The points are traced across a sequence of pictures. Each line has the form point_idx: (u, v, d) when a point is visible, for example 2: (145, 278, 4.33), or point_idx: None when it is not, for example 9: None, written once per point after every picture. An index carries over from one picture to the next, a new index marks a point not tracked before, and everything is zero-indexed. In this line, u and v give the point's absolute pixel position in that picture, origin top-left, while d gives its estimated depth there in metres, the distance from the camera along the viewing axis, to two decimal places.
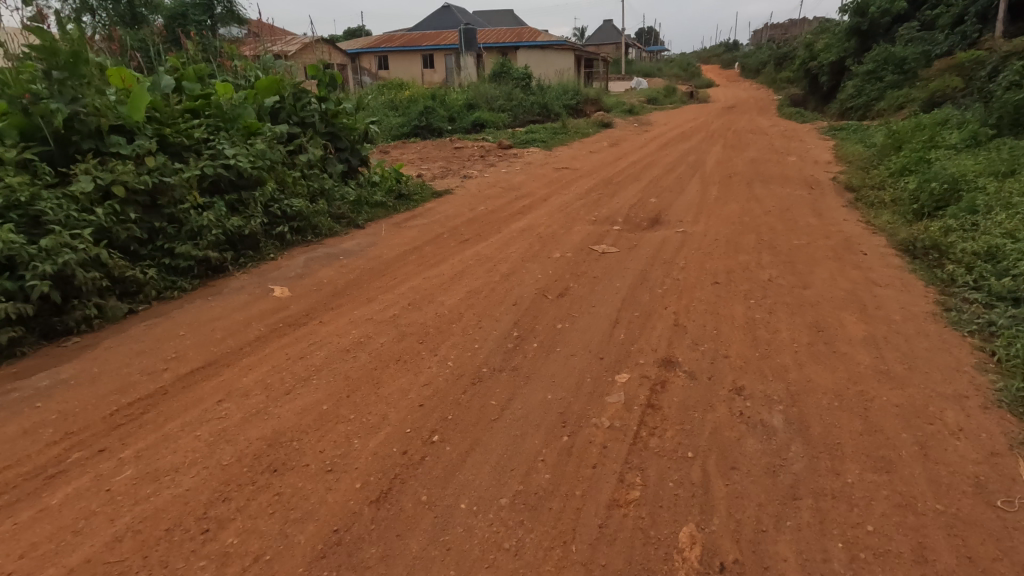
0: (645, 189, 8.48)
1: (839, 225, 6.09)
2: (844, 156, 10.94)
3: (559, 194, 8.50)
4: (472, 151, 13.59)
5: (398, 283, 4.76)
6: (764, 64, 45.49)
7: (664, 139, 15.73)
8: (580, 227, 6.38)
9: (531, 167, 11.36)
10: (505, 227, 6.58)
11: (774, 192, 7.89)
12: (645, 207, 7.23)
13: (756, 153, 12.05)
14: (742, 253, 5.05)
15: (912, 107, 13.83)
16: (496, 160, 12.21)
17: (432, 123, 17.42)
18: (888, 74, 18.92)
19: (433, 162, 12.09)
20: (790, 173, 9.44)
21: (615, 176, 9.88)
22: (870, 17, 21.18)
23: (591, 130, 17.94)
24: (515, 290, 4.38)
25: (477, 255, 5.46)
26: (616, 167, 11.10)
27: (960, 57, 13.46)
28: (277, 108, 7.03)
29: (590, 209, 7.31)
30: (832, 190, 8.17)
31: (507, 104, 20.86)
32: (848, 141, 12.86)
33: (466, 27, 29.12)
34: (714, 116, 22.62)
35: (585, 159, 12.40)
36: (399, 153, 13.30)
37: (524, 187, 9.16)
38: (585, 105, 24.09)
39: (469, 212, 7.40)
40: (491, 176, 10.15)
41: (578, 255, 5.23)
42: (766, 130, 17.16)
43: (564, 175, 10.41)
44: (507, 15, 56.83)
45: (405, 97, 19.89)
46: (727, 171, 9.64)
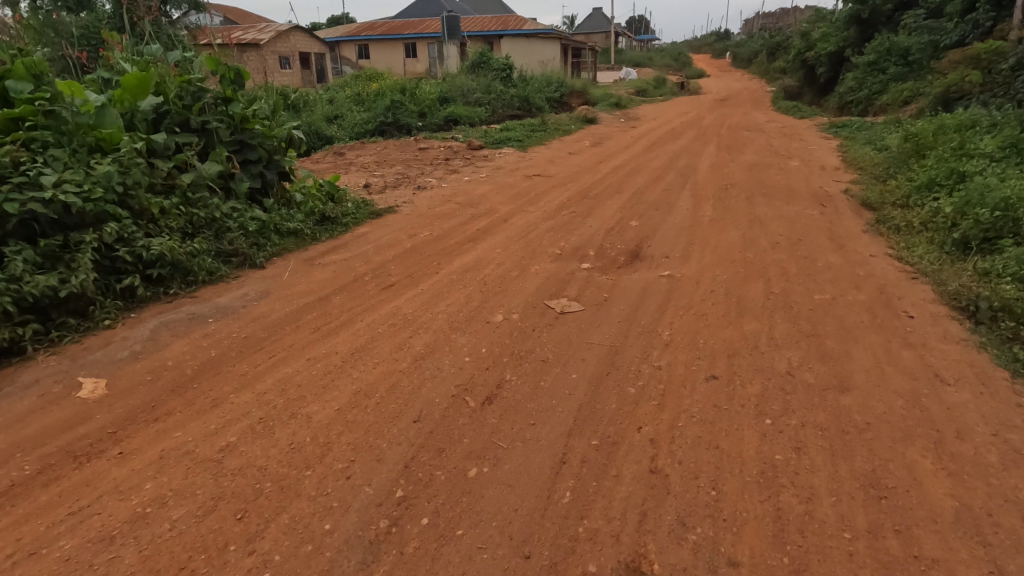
0: (626, 205, 7.18)
1: (866, 262, 4.81)
2: (853, 161, 9.68)
3: (524, 212, 7.14)
4: (438, 152, 12.18)
5: (271, 369, 3.40)
6: (756, 55, 44.25)
7: (652, 137, 14.42)
8: (539, 265, 5.05)
9: (500, 173, 10.01)
10: (447, 264, 5.23)
11: (779, 211, 6.59)
12: (624, 233, 5.92)
13: (754, 156, 10.75)
14: (747, 317, 3.73)
15: (923, 103, 12.58)
16: (462, 164, 10.82)
17: (400, 119, 16.00)
18: (891, 65, 17.69)
19: (390, 167, 10.67)
20: (796, 183, 8.16)
21: (594, 186, 8.57)
22: (872, 4, 19.84)
23: (574, 127, 16.55)
24: (424, 392, 3.03)
25: (396, 313, 4.11)
26: (597, 173, 9.75)
27: (977, 47, 12.20)
28: (162, 112, 5.61)
29: (557, 235, 5.98)
30: (846, 207, 6.90)
31: (485, 97, 19.40)
32: (854, 142, 11.60)
33: (448, 15, 27.64)
34: (706, 110, 21.30)
35: (563, 163, 11.05)
36: (356, 156, 11.87)
37: (486, 200, 7.80)
38: (570, 98, 22.72)
39: (409, 239, 6.02)
40: (450, 186, 8.77)
41: (527, 318, 3.89)
42: (763, 127, 15.89)
43: (535, 183, 9.05)
44: (494, 2, 55.06)
45: (373, 90, 18.43)
46: (722, 181, 8.32)
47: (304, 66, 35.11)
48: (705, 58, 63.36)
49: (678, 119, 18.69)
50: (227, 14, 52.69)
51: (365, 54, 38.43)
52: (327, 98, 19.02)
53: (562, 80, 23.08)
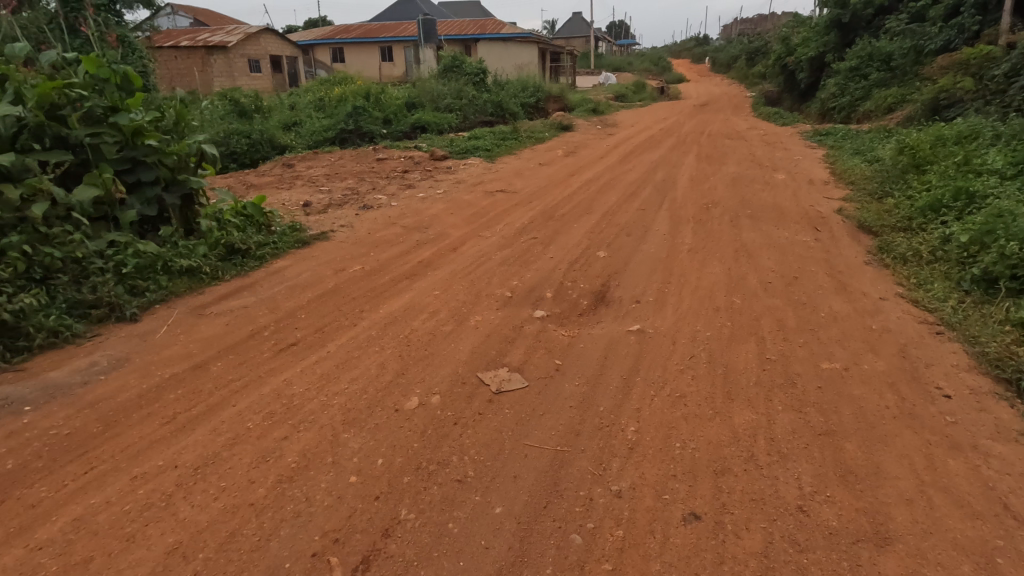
0: (594, 229, 6.31)
1: (877, 308, 3.97)
2: (842, 174, 8.95)
3: (478, 238, 6.20)
4: (397, 163, 11.22)
5: (75, 495, 2.41)
6: (735, 60, 44.12)
7: (629, 146, 13.64)
8: (482, 313, 4.12)
9: (461, 187, 9.10)
10: (371, 313, 4.27)
11: (768, 237, 5.75)
12: (589, 268, 5.04)
13: (737, 168, 9.97)
14: (738, 402, 2.83)
15: (911, 111, 11.98)
16: (421, 177, 9.89)
17: (362, 126, 15.03)
18: (873, 71, 17.26)
19: (340, 182, 9.68)
20: (784, 200, 7.37)
21: (562, 203, 7.70)
22: (852, 9, 19.38)
23: (547, 134, 15.70)
24: (274, 548, 2.07)
25: (283, 393, 3.14)
26: (567, 188, 8.89)
27: (966, 52, 11.62)
28: (21, 124, 4.58)
29: (510, 270, 5.07)
30: (842, 231, 6.11)
31: (455, 103, 18.46)
32: (841, 152, 10.90)
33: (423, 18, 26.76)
34: (686, 116, 20.64)
35: (532, 175, 10.17)
36: (306, 168, 10.87)
37: (438, 222, 6.87)
38: (545, 103, 21.92)
39: (334, 276, 5.05)
40: (401, 204, 7.82)
41: (450, 403, 2.95)
42: (744, 135, 15.22)
43: (497, 200, 8.15)
44: (474, 6, 54.38)
45: (336, 95, 17.42)
46: (703, 198, 7.51)
47: (276, 69, 33.90)
48: (686, 63, 63.22)
49: (657, 126, 17.95)
50: (199, 16, 51.10)
51: (340, 58, 37.26)
52: (287, 104, 17.96)
53: (538, 85, 22.25)
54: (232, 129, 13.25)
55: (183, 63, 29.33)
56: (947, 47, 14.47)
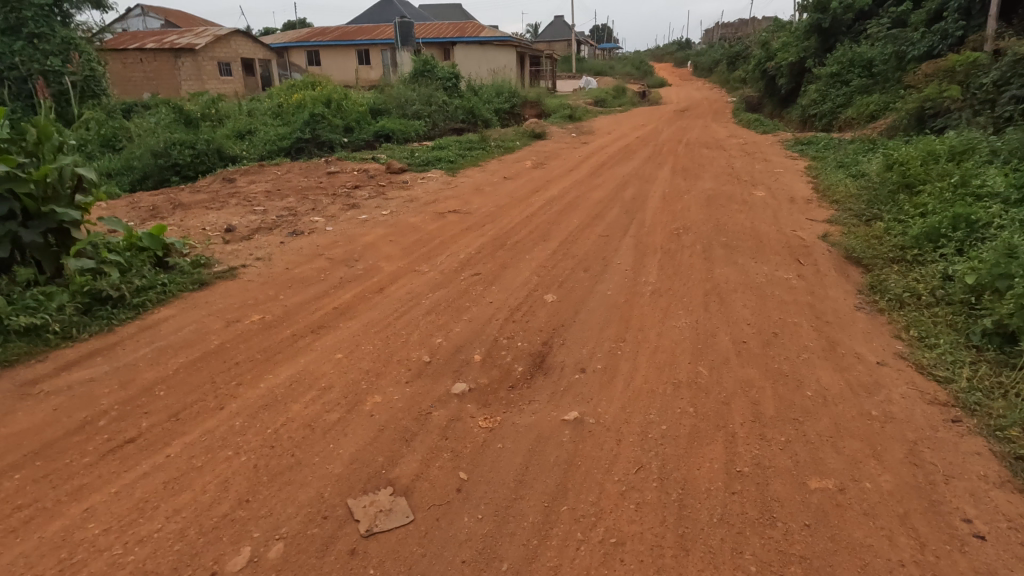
0: (547, 262, 5.49)
1: (876, 380, 3.20)
2: (827, 193, 8.28)
3: (411, 276, 5.34)
4: (348, 178, 10.34)
5: None
6: (716, 64, 43.89)
7: (603, 156, 12.91)
8: (386, 389, 3.26)
9: (412, 206, 8.28)
10: (249, 388, 3.39)
11: (745, 273, 4.97)
12: (531, 319, 4.22)
13: (714, 183, 9.25)
14: (696, 560, 2.05)
15: (896, 120, 11.41)
16: (371, 194, 9.05)
17: (320, 135, 14.13)
18: (855, 78, 16.87)
19: (280, 200, 8.77)
20: (762, 223, 6.63)
21: (518, 227, 6.89)
22: (832, 13, 18.89)
23: (517, 143, 14.93)
24: None
25: (71, 537, 2.27)
26: (528, 207, 8.09)
27: (952, 58, 11.05)
28: None
29: (437, 321, 4.23)
30: (827, 262, 5.38)
31: (424, 109, 17.62)
32: (824, 165, 10.27)
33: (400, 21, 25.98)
34: (665, 123, 20.01)
35: (493, 191, 9.36)
36: (248, 183, 9.93)
37: (373, 252, 6.03)
38: (521, 109, 21.16)
39: (223, 331, 4.16)
40: (336, 229, 6.94)
41: (297, 560, 2.11)
42: (723, 144, 14.58)
43: (447, 222, 7.31)
44: (454, 9, 53.57)
45: (296, 101, 16.48)
46: (673, 221, 6.74)
47: (247, 72, 32.71)
48: (667, 67, 63.09)
49: (633, 133, 17.27)
50: (171, 17, 49.55)
51: (315, 60, 36.13)
52: (244, 110, 16.96)
53: (513, 90, 21.47)
54: (174, 139, 12.26)
55: (149, 65, 28.00)
56: (931, 53, 13.95)
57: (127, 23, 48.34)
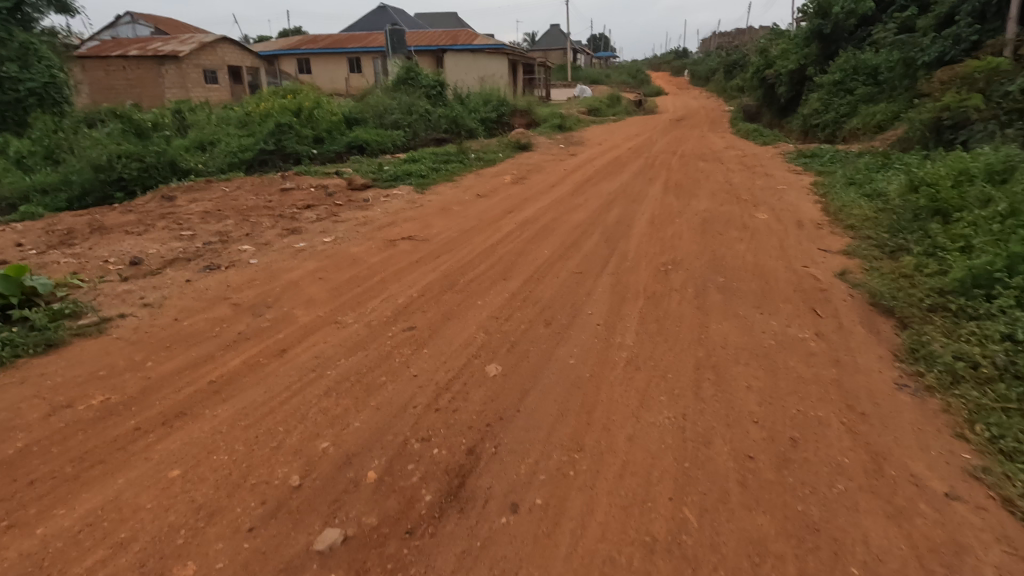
0: (501, 312, 4.41)
1: (952, 540, 2.13)
2: (839, 215, 7.28)
3: (327, 330, 4.25)
4: (304, 195, 9.30)
5: None
6: (713, 73, 43.29)
7: (590, 169, 11.92)
8: (212, 548, 2.18)
9: (364, 229, 7.25)
10: (14, 539, 2.29)
11: (749, 332, 3.88)
12: (463, 404, 3.12)
13: (710, 203, 8.19)
14: None
15: (909, 131, 10.45)
16: (323, 214, 8.03)
17: (286, 146, 13.14)
18: (859, 86, 16.13)
19: (216, 222, 7.69)
20: (767, 256, 5.56)
21: (477, 260, 5.82)
22: (834, 18, 17.97)
23: (500, 155, 13.97)
24: None
25: None
26: (496, 232, 7.02)
27: (972, 63, 10.08)
28: None
29: (333, 407, 3.13)
30: (851, 312, 4.32)
31: (404, 118, 16.61)
32: (832, 183, 9.29)
33: (393, 28, 25.19)
34: (659, 132, 19.08)
35: (462, 211, 8.31)
36: (188, 201, 8.86)
37: (295, 293, 4.96)
38: (509, 118, 20.23)
39: (39, 424, 3.07)
40: (262, 260, 5.86)
41: None
42: (719, 155, 13.62)
43: (396, 251, 6.23)
44: (450, 17, 52.96)
45: (265, 109, 15.45)
46: (660, 253, 5.67)
47: (235, 79, 31.77)
48: (664, 75, 62.61)
49: (625, 144, 16.29)
50: (161, 24, 48.76)
51: (306, 68, 35.17)
52: (211, 119, 15.93)
53: (501, 99, 20.48)
54: (120, 151, 11.22)
55: (132, 73, 27.07)
56: (942, 59, 12.97)
57: (117, 29, 47.45)
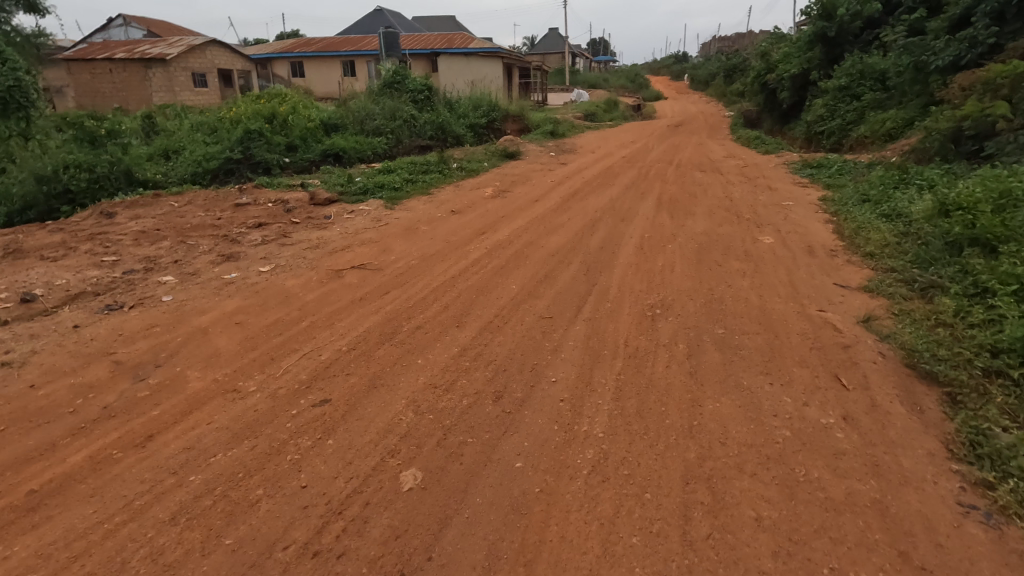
0: (442, 378, 3.50)
1: None
2: (856, 240, 6.40)
3: (218, 403, 3.34)
4: (259, 212, 8.41)
5: None
6: (713, 77, 42.53)
7: (580, 181, 11.05)
8: None
9: (314, 254, 6.38)
10: None
11: (756, 415, 2.98)
12: (358, 544, 2.23)
13: (708, 223, 7.29)
14: None
15: (925, 142, 9.58)
16: (273, 235, 7.15)
17: (255, 154, 12.28)
18: (865, 91, 15.30)
19: (148, 245, 6.79)
20: (776, 295, 4.65)
21: (431, 298, 4.91)
22: (838, 20, 17.07)
23: (486, 164, 13.13)
24: None
25: None
26: (463, 259, 6.12)
27: (995, 68, 9.19)
28: None
29: (171, 549, 2.23)
30: (883, 379, 3.43)
31: (386, 124, 15.73)
32: (845, 200, 8.42)
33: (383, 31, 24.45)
34: (656, 139, 18.25)
35: (430, 231, 7.43)
36: (128, 218, 7.96)
37: (198, 345, 4.05)
38: (500, 124, 19.41)
39: None
40: (176, 298, 4.95)
41: None
42: (718, 165, 12.79)
43: (339, 285, 5.32)
44: (447, 20, 52.23)
45: (236, 114, 14.56)
46: (648, 292, 4.77)
47: (224, 83, 30.86)
48: (664, 79, 61.93)
49: (620, 152, 15.45)
50: (153, 27, 48.01)
51: (299, 71, 34.28)
52: (181, 125, 15.04)
53: (492, 104, 19.61)
54: (68, 161, 10.35)
55: (116, 76, 26.23)
56: (956, 63, 12.12)
57: (109, 32, 46.68)
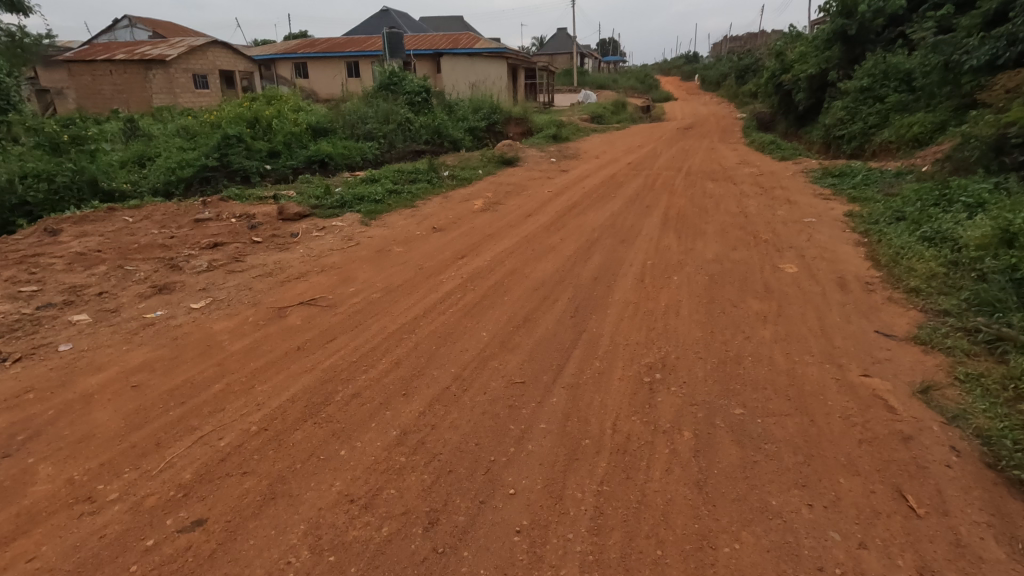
0: (364, 486, 2.62)
1: None
2: (896, 270, 5.45)
3: (54, 523, 2.48)
4: (220, 229, 7.59)
5: None
6: (724, 78, 41.47)
7: (580, 192, 10.15)
8: None
9: (264, 284, 5.53)
10: None
11: (788, 573, 2.09)
12: None
13: (720, 246, 6.35)
14: None
15: (964, 150, 8.57)
16: (226, 259, 6.32)
17: (232, 162, 11.49)
18: (889, 93, 14.25)
19: (82, 271, 5.99)
20: (808, 353, 3.72)
21: (382, 350, 4.03)
22: (859, 18, 15.97)
23: (481, 171, 12.27)
24: None
25: None
26: (433, 291, 5.25)
27: None
28: None
29: None
30: (967, 493, 2.49)
31: (378, 128, 14.88)
32: (876, 216, 7.46)
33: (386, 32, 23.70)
34: (665, 143, 17.30)
35: (404, 254, 6.57)
36: (72, 236, 7.17)
37: (69, 422, 3.19)
38: (501, 127, 18.55)
39: None
40: (75, 348, 4.10)
41: None
42: (731, 173, 11.83)
43: (276, 328, 4.45)
44: (455, 20, 51.47)
45: (219, 117, 13.77)
46: (646, 346, 3.85)
47: (227, 84, 30.13)
48: (674, 80, 60.78)
49: (626, 157, 14.53)
50: (158, 27, 47.73)
51: (302, 73, 33.59)
52: (162, 130, 14.29)
53: (494, 106, 18.71)
54: (26, 171, 9.60)
55: (118, 78, 25.54)
56: (992, 63, 11.05)
57: (115, 34, 46.29)
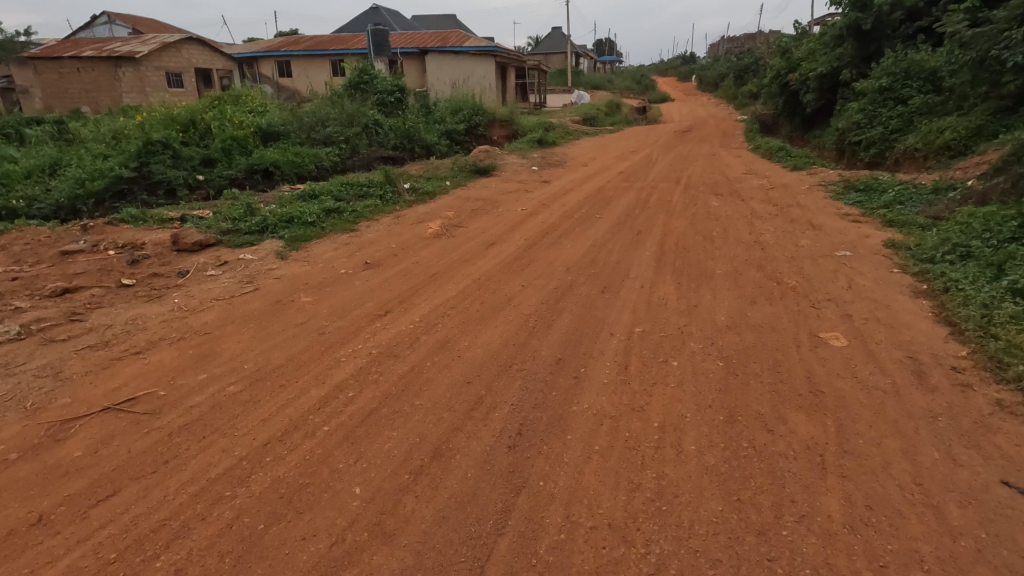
0: None
1: None
2: (991, 345, 3.77)
3: None
4: (88, 265, 5.89)
5: None
6: (722, 78, 39.92)
7: (560, 210, 8.48)
8: None
9: (84, 364, 3.83)
10: None
11: None
12: None
13: (736, 300, 4.68)
14: None
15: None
16: (63, 316, 4.63)
17: (153, 172, 9.78)
18: (912, 93, 12.59)
19: None
20: (914, 566, 2.05)
21: (171, 532, 2.35)
22: (876, 11, 14.19)
23: (449, 182, 10.60)
24: None
25: None
26: (318, 382, 3.55)
27: None
28: None
29: None
30: None
31: (338, 130, 13.17)
32: (932, 250, 5.78)
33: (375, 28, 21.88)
34: (662, 149, 15.66)
35: (310, 307, 4.89)
36: None
37: None
38: (482, 130, 16.85)
39: None
40: None
41: None
42: (737, 186, 10.18)
43: (31, 469, 2.77)
44: (446, 19, 49.76)
45: (150, 117, 11.99)
46: (624, 542, 2.18)
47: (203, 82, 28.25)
48: (671, 80, 59.25)
49: (617, 165, 12.88)
50: (136, 24, 45.90)
51: (286, 71, 31.56)
52: (90, 132, 12.53)
53: (475, 107, 17.01)
54: None
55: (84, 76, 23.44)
56: None
57: (91, 31, 44.34)
